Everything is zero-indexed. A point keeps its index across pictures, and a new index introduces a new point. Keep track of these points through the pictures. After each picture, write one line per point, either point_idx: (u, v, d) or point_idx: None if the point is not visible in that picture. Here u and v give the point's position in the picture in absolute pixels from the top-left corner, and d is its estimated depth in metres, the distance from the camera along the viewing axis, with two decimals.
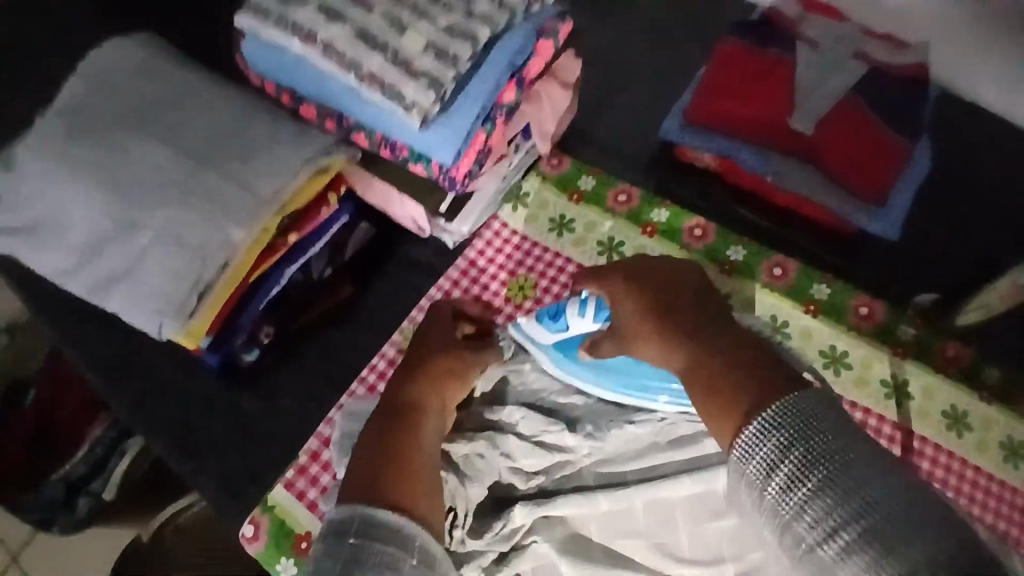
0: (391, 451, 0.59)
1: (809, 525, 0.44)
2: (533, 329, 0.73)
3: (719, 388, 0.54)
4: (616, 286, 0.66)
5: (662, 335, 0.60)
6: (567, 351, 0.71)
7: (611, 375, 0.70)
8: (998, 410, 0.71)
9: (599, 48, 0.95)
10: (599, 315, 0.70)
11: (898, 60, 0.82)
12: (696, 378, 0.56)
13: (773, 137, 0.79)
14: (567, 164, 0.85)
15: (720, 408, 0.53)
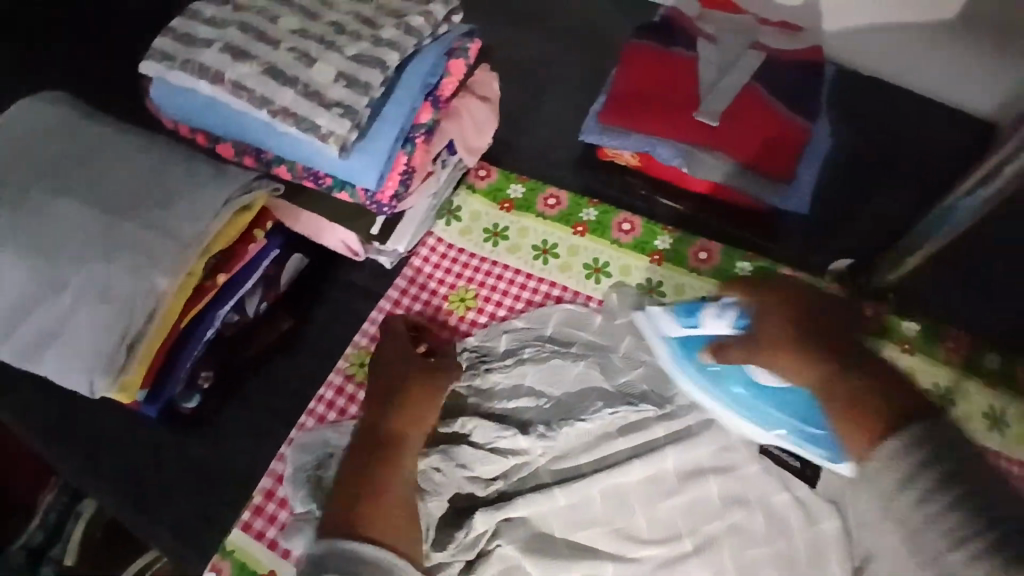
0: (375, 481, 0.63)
1: (942, 532, 0.47)
2: (665, 321, 0.74)
3: (856, 403, 0.59)
4: (770, 301, 0.67)
5: (804, 352, 0.63)
6: (689, 348, 0.73)
7: (726, 380, 0.71)
8: (969, 381, 0.78)
9: (511, 64, 1.02)
10: (738, 321, 0.69)
11: (790, 46, 0.95)
12: (849, 397, 0.60)
13: (682, 129, 0.87)
14: (494, 174, 0.91)
15: (857, 425, 0.58)
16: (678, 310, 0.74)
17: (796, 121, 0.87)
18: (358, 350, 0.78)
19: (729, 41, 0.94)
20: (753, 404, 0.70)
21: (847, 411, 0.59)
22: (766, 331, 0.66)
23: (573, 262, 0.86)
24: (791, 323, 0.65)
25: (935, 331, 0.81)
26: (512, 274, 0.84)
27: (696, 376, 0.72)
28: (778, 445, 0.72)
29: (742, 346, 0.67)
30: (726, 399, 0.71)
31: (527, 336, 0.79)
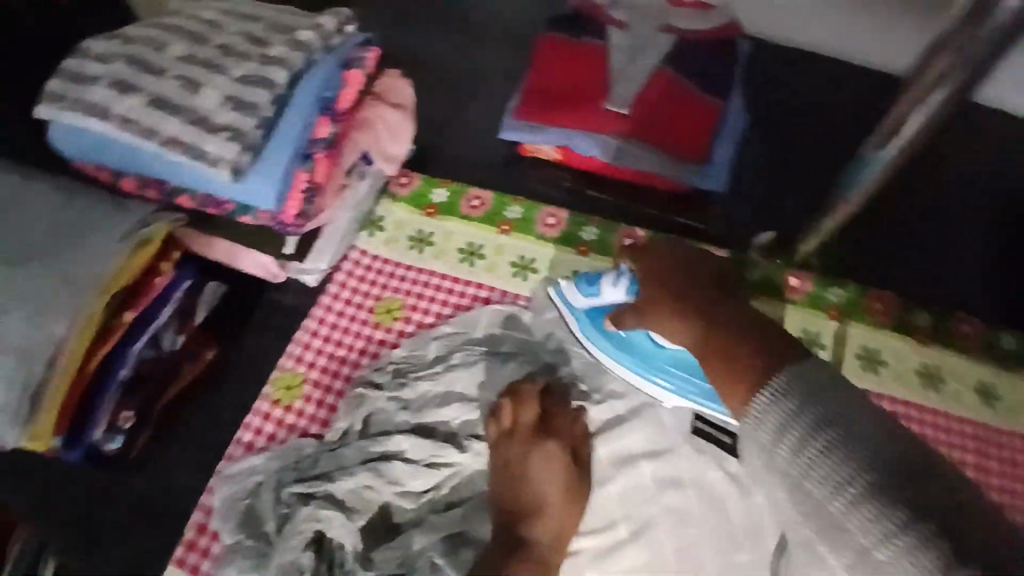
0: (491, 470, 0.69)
1: (818, 482, 0.45)
2: (572, 292, 0.78)
3: (727, 352, 0.57)
4: (656, 266, 0.68)
5: (683, 309, 0.64)
6: (595, 318, 0.76)
7: (626, 351, 0.75)
8: (901, 341, 0.79)
9: (430, 68, 1.01)
10: (631, 289, 0.73)
11: (700, 27, 0.95)
12: (725, 357, 0.57)
13: (597, 117, 0.87)
14: (416, 181, 0.90)
15: (731, 386, 0.55)
16: (580, 280, 0.78)
17: (707, 101, 0.88)
18: (284, 374, 0.78)
19: (640, 25, 0.94)
20: (663, 366, 0.73)
21: (724, 367, 0.57)
22: (651, 294, 0.67)
23: (500, 262, 0.85)
24: (674, 292, 0.65)
25: (862, 295, 0.82)
26: (439, 280, 0.83)
27: (606, 343, 0.76)
28: (711, 425, 0.74)
29: (633, 312, 0.69)
30: (640, 370, 0.74)
31: (456, 340, 0.78)
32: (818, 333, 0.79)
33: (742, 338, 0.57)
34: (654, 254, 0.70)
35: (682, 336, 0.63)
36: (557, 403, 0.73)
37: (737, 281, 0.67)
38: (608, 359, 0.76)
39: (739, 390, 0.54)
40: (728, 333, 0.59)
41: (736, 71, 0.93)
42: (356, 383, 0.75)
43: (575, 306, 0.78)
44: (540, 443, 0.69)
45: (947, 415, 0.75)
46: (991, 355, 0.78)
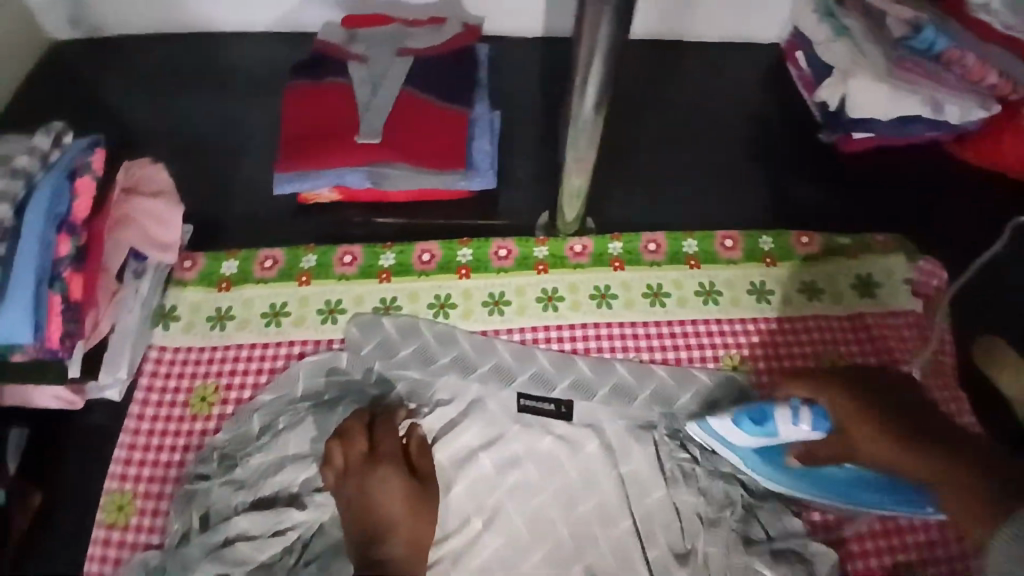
0: (363, 510, 0.70)
1: None
2: (734, 434, 0.73)
3: (943, 477, 0.67)
4: (828, 394, 0.73)
5: (879, 436, 0.70)
6: (768, 457, 0.74)
7: (816, 479, 0.74)
8: (673, 271, 0.94)
9: (192, 143, 1.01)
10: (817, 425, 0.71)
11: (435, 41, 1.00)
12: (953, 491, 0.67)
13: (357, 152, 0.89)
14: (201, 261, 0.90)
15: (981, 511, 0.64)
16: (740, 415, 0.73)
17: (455, 111, 0.93)
18: (112, 495, 0.77)
19: (378, 53, 0.97)
20: (822, 483, 0.74)
21: (957, 498, 0.66)
22: (841, 420, 0.72)
23: (306, 313, 0.86)
24: (854, 396, 0.73)
25: (636, 244, 0.96)
26: (249, 351, 0.84)
27: (769, 470, 0.74)
28: (532, 399, 0.83)
29: (827, 447, 0.72)
30: (807, 484, 0.74)
31: (278, 404, 0.79)
32: (607, 287, 0.92)
33: (898, 429, 0.70)
34: (839, 387, 0.74)
35: (883, 444, 0.70)
36: (384, 427, 0.76)
37: (893, 382, 0.75)
38: (786, 488, 0.74)
39: (966, 481, 0.66)
40: (919, 447, 0.69)
41: (479, 75, 1.00)
42: (186, 480, 0.76)
43: (736, 444, 0.74)
44: (371, 466, 0.72)
45: (725, 319, 0.90)
46: (750, 257, 0.95)
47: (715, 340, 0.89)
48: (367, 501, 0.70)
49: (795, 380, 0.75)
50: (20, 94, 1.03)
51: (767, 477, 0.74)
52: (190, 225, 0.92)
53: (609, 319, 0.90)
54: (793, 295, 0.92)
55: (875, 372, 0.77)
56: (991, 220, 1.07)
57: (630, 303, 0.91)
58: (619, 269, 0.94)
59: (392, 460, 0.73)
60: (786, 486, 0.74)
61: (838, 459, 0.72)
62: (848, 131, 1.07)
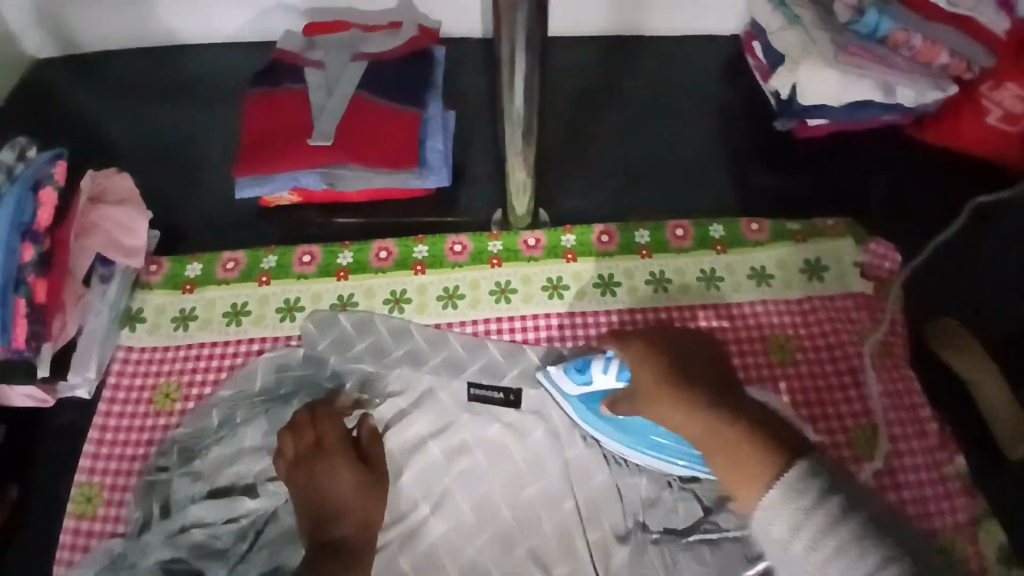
0: (312, 498, 0.71)
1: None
2: (562, 385, 0.79)
3: (738, 453, 0.59)
4: (636, 349, 0.71)
5: (673, 398, 0.66)
6: (589, 403, 0.78)
7: (626, 432, 0.77)
8: (626, 262, 0.95)
9: (165, 155, 1.06)
10: (621, 374, 0.75)
11: (390, 46, 1.03)
12: (720, 445, 0.61)
13: (310, 155, 0.92)
14: (166, 265, 0.93)
15: (744, 480, 0.58)
16: (570, 367, 0.79)
17: (407, 112, 0.96)
18: (81, 487, 0.81)
19: (334, 59, 1.01)
20: (650, 443, 0.76)
21: (731, 460, 0.60)
22: (651, 390, 0.68)
23: (265, 311, 0.89)
24: (684, 391, 0.65)
25: (588, 235, 0.97)
26: (210, 349, 0.87)
27: (607, 427, 0.77)
28: (484, 389, 0.84)
29: (629, 402, 0.72)
30: (619, 429, 0.76)
31: (236, 399, 0.82)
32: (560, 278, 0.94)
33: (744, 426, 0.61)
34: (652, 344, 0.71)
35: (690, 418, 0.64)
36: (329, 419, 0.77)
37: (720, 360, 0.70)
38: (608, 437, 0.78)
39: (754, 463, 0.58)
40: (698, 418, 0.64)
41: (434, 75, 1.03)
42: (146, 472, 0.79)
43: (568, 392, 0.79)
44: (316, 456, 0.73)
45: (674, 307, 0.92)
46: (701, 245, 0.96)
47: (664, 327, 0.91)
48: (316, 489, 0.71)
49: (611, 335, 0.74)
50: (7, 115, 1.09)
51: (588, 423, 0.78)
52: (157, 231, 0.96)
53: (560, 309, 0.92)
54: (741, 281, 0.94)
55: (698, 337, 0.72)
56: (946, 202, 1.08)
57: (582, 292, 0.93)
58: (571, 260, 0.96)
59: (337, 449, 0.74)
60: (629, 449, 0.77)
61: (635, 409, 0.71)
62: (801, 119, 1.09)
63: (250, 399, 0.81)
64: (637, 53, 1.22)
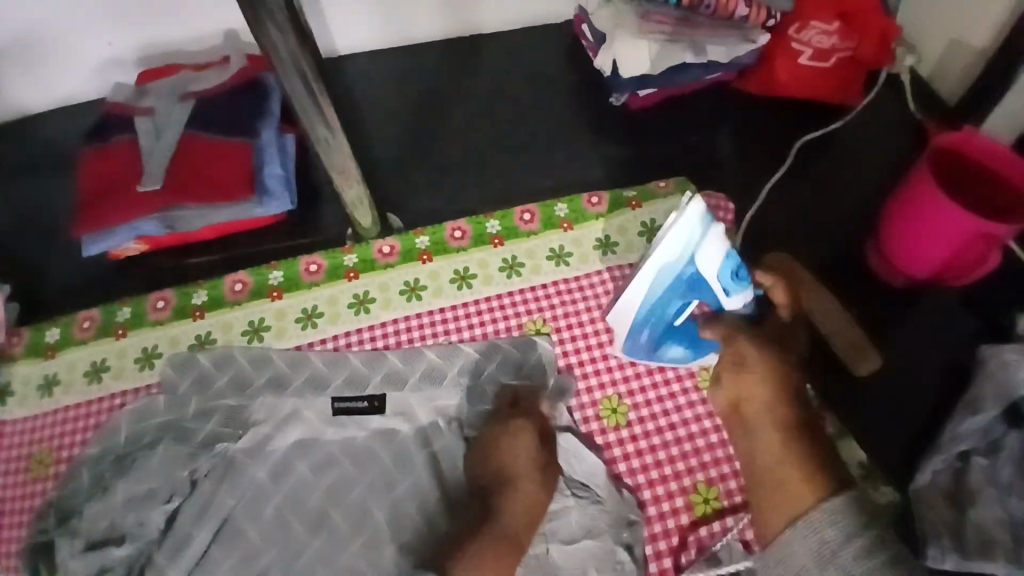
0: (491, 469, 0.79)
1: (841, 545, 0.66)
2: (713, 273, 0.77)
3: (778, 477, 0.74)
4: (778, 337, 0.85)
5: (782, 382, 0.79)
6: (675, 281, 0.79)
7: (663, 304, 0.82)
8: (477, 253, 0.99)
9: (16, 224, 1.06)
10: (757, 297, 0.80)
11: (221, 82, 1.06)
12: (793, 458, 0.74)
13: (146, 202, 0.94)
14: (25, 335, 0.94)
15: (800, 487, 0.72)
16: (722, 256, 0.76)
17: (239, 143, 0.98)
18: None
19: (163, 104, 1.02)
20: (655, 323, 0.84)
21: (779, 496, 0.73)
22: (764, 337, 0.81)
23: (125, 364, 0.90)
24: (775, 415, 0.78)
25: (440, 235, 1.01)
26: (74, 410, 0.88)
27: (648, 302, 0.82)
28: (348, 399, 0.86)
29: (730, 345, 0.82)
30: (662, 292, 0.81)
31: (102, 455, 0.83)
32: (417, 279, 0.98)
33: (774, 474, 0.75)
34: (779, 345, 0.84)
35: (794, 478, 0.73)
36: (527, 398, 0.86)
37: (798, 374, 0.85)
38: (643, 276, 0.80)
39: (798, 490, 0.72)
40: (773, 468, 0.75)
41: (266, 103, 1.04)
42: (26, 539, 0.81)
43: (691, 257, 0.76)
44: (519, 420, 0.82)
45: (526, 288, 0.96)
46: (547, 225, 1.00)
47: (518, 308, 0.95)
48: (502, 448, 0.80)
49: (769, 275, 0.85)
50: None
51: (642, 282, 0.80)
52: (13, 302, 0.97)
53: (420, 310, 0.95)
54: (587, 252, 0.98)
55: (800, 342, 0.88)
56: (780, 144, 1.15)
57: (439, 290, 0.97)
58: (426, 260, 0.99)
59: (525, 429, 0.81)
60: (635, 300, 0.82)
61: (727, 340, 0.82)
62: (632, 91, 1.13)
63: (115, 452, 0.83)
64: (478, 50, 1.26)
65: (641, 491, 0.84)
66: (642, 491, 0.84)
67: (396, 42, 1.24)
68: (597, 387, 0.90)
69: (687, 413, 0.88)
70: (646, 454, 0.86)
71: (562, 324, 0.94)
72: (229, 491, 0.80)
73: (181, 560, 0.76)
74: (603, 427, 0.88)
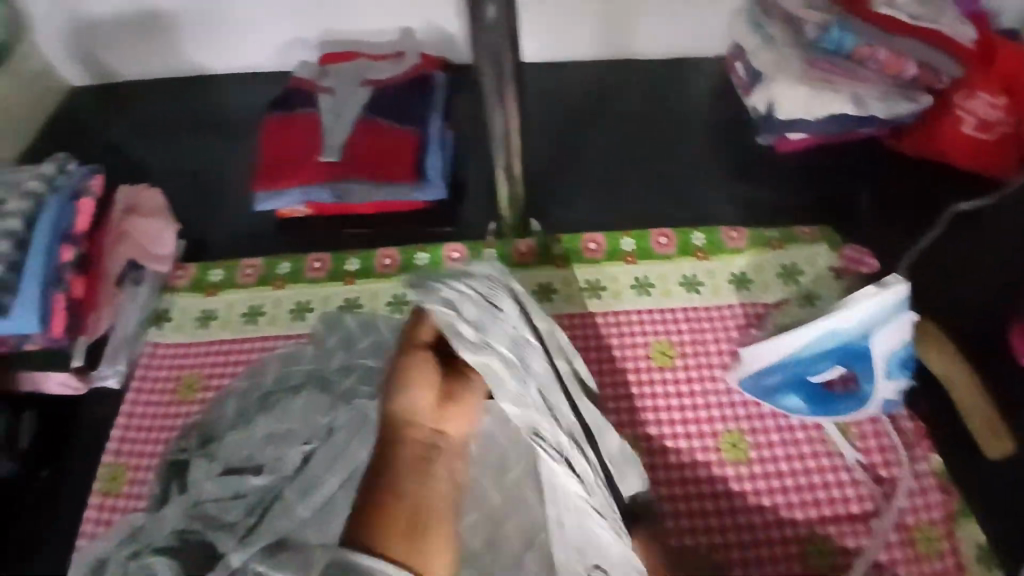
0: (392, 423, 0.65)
1: None
2: (885, 358, 0.77)
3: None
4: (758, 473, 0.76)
5: None
6: (849, 347, 0.77)
7: (820, 356, 0.79)
8: (612, 267, 1.02)
9: (191, 171, 1.16)
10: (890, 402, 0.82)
11: (396, 73, 1.14)
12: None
13: (322, 173, 1.03)
14: (192, 271, 1.03)
15: None
16: (899, 357, 0.78)
17: (408, 132, 1.06)
18: (108, 467, 0.89)
19: (343, 86, 1.11)
20: (791, 365, 0.80)
21: None
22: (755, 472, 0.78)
23: (279, 313, 0.98)
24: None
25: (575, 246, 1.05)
26: (226, 346, 0.96)
27: (812, 348, 0.78)
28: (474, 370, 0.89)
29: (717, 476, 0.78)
30: (832, 346, 0.78)
31: (250, 390, 0.90)
32: (550, 283, 1.01)
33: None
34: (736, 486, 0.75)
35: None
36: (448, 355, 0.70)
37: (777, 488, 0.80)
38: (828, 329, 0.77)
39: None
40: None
41: (434, 98, 1.12)
42: (168, 454, 0.87)
43: (883, 337, 0.76)
44: (419, 356, 0.68)
45: (656, 308, 0.97)
46: (683, 252, 1.02)
47: (646, 327, 0.96)
48: (401, 413, 0.65)
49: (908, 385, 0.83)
50: (58, 139, 1.23)
51: (827, 331, 0.77)
52: (183, 240, 1.06)
53: (549, 312, 0.98)
54: (722, 283, 0.98)
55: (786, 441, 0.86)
56: (926, 209, 1.13)
57: (571, 296, 1.00)
58: (561, 265, 1.03)
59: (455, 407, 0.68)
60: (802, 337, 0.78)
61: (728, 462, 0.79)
62: (781, 133, 1.14)
63: (263, 388, 0.90)
64: (627, 77, 1.30)
65: (755, 531, 0.82)
66: (756, 532, 0.82)
67: (551, 60, 1.30)
68: (718, 420, 0.89)
69: (809, 462, 0.86)
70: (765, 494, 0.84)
71: (689, 351, 0.93)
72: (361, 444, 0.79)
73: (307, 500, 0.75)
74: (722, 460, 0.86)
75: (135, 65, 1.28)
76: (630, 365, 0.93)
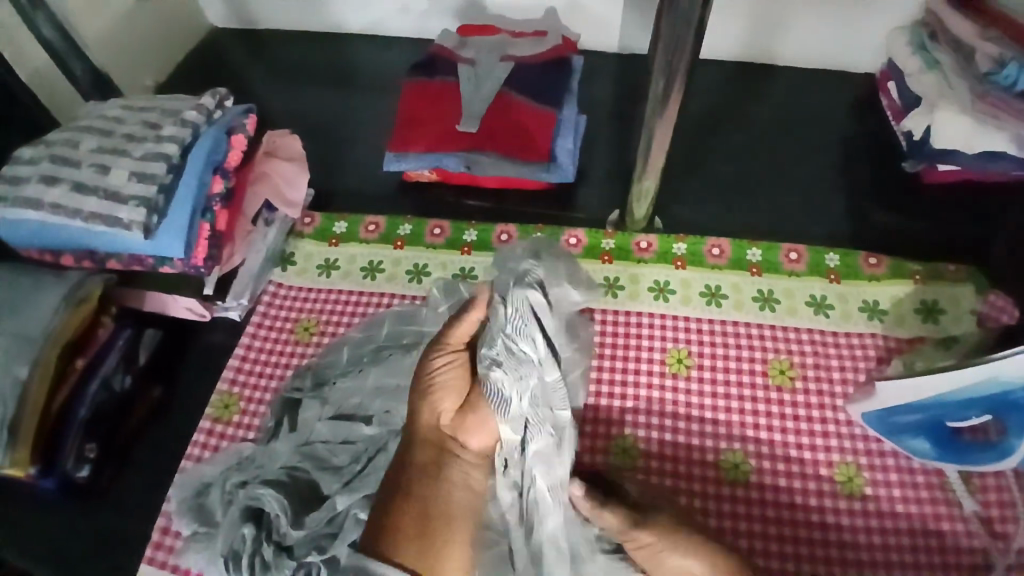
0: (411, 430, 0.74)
1: None
2: None
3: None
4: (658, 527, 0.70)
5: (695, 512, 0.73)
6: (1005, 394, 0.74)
7: (967, 399, 0.75)
8: (734, 276, 0.98)
9: (322, 123, 1.19)
10: None
11: (538, 51, 1.12)
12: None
13: (457, 141, 1.04)
14: (319, 220, 1.06)
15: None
16: None
17: (546, 111, 1.05)
18: (222, 395, 0.90)
19: (485, 57, 1.11)
20: (931, 404, 0.78)
21: None
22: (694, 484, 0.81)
23: (398, 271, 1.00)
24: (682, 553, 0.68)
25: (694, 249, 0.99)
26: (346, 296, 0.98)
27: (961, 391, 0.75)
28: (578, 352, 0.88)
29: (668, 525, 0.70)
30: (985, 391, 0.74)
31: (364, 341, 0.92)
32: (668, 282, 0.98)
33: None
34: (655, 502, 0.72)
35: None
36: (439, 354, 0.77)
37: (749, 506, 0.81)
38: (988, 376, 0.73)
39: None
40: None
41: (572, 82, 1.11)
42: (282, 390, 0.89)
43: None
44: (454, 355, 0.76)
45: (778, 326, 0.93)
46: (814, 271, 0.98)
47: (765, 343, 0.92)
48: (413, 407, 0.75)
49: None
50: (200, 76, 1.28)
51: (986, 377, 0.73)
52: (311, 189, 1.08)
53: (665, 311, 0.96)
54: (851, 311, 0.94)
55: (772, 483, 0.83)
56: None
57: (689, 299, 0.97)
58: (682, 267, 1.00)
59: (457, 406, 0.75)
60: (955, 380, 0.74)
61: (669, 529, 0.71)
62: (933, 163, 1.08)
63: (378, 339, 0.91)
64: (764, 83, 1.26)
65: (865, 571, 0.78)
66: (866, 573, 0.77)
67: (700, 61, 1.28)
68: (835, 449, 0.85)
69: (930, 510, 0.80)
70: (876, 534, 0.79)
71: (811, 374, 0.89)
72: None
73: None
74: (835, 493, 0.82)
75: (277, 13, 1.31)
76: (745, 379, 0.90)
